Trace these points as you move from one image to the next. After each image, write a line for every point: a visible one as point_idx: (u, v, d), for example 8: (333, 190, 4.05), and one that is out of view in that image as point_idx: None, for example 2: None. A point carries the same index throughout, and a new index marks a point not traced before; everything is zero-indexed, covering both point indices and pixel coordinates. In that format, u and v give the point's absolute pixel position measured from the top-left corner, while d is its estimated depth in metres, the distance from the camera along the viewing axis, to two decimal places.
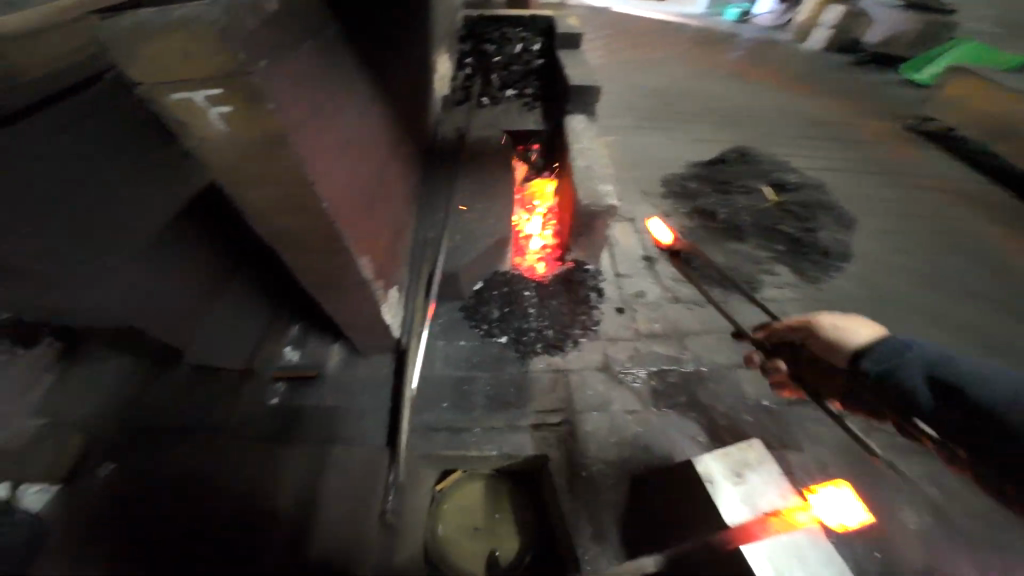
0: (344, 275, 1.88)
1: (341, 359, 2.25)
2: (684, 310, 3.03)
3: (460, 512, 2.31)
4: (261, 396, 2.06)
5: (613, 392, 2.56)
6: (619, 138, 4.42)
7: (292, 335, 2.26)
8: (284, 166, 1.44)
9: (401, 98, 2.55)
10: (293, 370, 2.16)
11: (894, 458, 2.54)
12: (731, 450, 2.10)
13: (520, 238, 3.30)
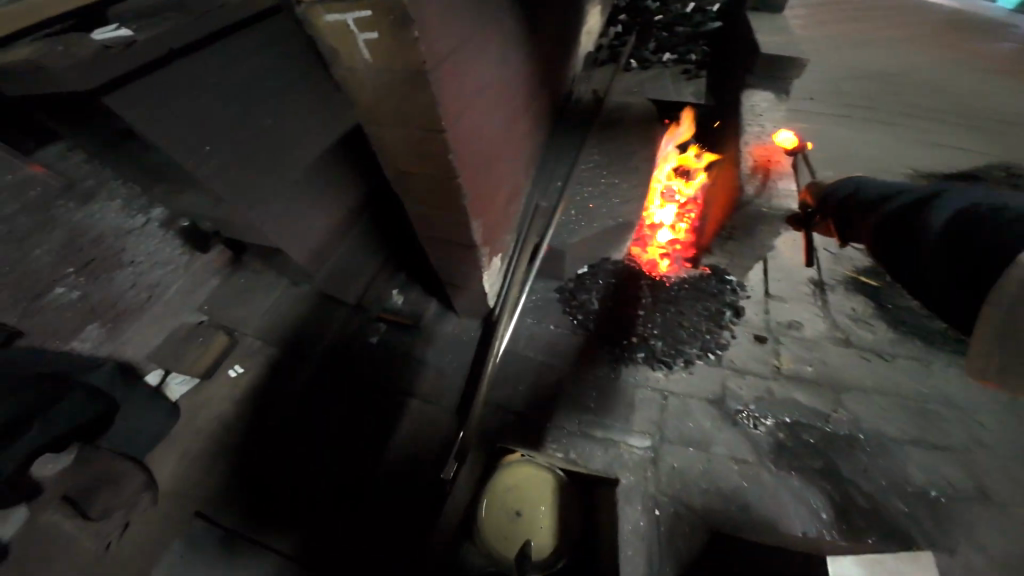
0: (456, 234, 1.80)
1: (435, 312, 2.47)
2: (852, 360, 2.28)
3: (501, 492, 1.90)
4: (365, 331, 2.36)
5: (721, 434, 2.09)
6: (817, 125, 3.36)
7: (398, 282, 2.55)
8: (419, 108, 1.28)
9: (544, 53, 2.34)
10: (393, 313, 2.42)
11: None
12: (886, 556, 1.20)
13: (647, 225, 2.83)
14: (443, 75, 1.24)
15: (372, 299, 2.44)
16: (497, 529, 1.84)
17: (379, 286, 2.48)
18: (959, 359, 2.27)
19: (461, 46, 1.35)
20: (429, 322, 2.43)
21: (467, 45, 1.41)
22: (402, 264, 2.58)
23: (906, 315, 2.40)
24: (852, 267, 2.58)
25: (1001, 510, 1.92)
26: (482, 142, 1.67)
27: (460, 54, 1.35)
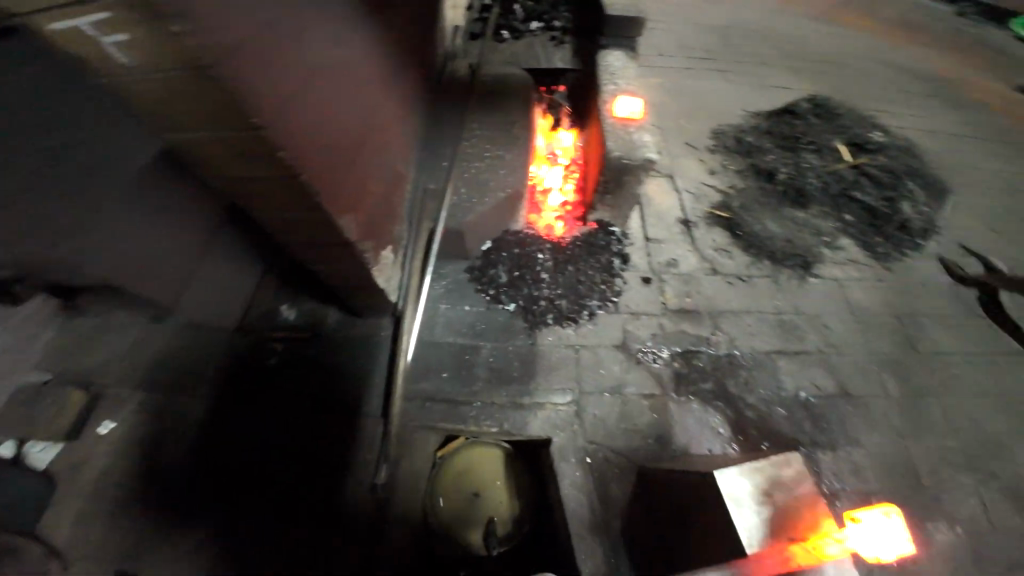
0: (324, 235, 1.70)
1: (337, 320, 2.31)
2: (723, 285, 2.63)
3: (457, 479, 2.08)
4: (256, 355, 2.14)
5: (630, 374, 2.31)
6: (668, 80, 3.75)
7: (286, 296, 2.31)
8: (219, 107, 1.16)
9: (403, 36, 2.29)
10: (289, 330, 2.23)
11: (949, 478, 2.21)
12: (764, 465, 1.58)
13: (537, 192, 3.03)
14: (243, 72, 1.14)
15: (258, 316, 2.24)
16: (462, 514, 2.04)
17: (262, 301, 2.28)
18: (800, 271, 2.73)
19: (265, 32, 1.21)
20: (332, 331, 2.27)
21: (289, 33, 1.31)
22: (287, 275, 2.35)
23: (755, 239, 2.82)
24: (708, 203, 3.00)
25: (845, 393, 2.36)
26: (331, 134, 1.56)
27: (273, 41, 1.25)
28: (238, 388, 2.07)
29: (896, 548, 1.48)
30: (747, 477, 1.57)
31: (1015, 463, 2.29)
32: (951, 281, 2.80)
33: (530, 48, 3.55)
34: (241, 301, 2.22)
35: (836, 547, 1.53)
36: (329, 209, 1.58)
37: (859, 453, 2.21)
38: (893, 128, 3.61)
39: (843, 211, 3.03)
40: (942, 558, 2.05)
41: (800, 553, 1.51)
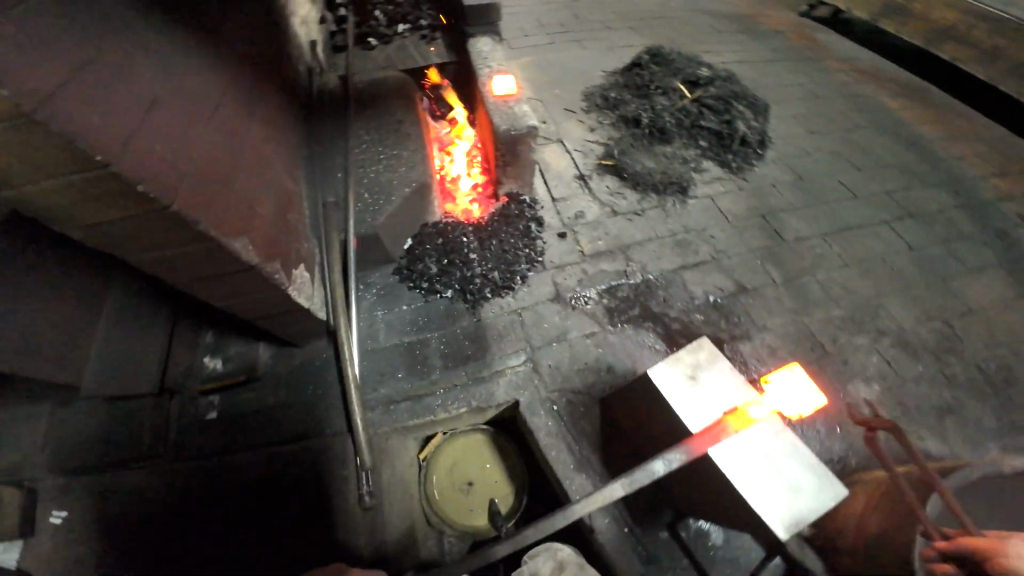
0: (223, 267, 1.62)
1: (271, 355, 2.27)
2: (625, 222, 2.99)
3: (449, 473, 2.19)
4: (190, 411, 2.13)
5: (569, 319, 2.54)
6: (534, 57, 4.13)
7: (206, 345, 2.26)
8: (54, 152, 1.07)
9: (252, 57, 2.23)
10: (218, 379, 2.19)
11: (833, 330, 2.74)
12: (681, 353, 1.73)
13: (447, 181, 3.17)
14: (72, 110, 1.07)
15: (179, 375, 2.15)
16: (464, 509, 2.16)
17: (179, 358, 2.16)
18: (680, 195, 3.20)
19: (86, 66, 1.14)
20: (269, 367, 2.24)
21: (107, 68, 1.22)
22: (201, 326, 2.27)
23: (639, 177, 3.24)
24: (595, 156, 3.41)
25: (741, 286, 2.82)
26: (195, 162, 1.49)
27: (99, 75, 1.17)
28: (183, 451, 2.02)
29: (805, 403, 1.58)
30: (673, 368, 1.70)
31: (876, 305, 2.88)
32: (789, 178, 3.47)
33: (401, 50, 3.59)
34: (156, 364, 2.06)
35: (760, 410, 1.56)
36: (218, 235, 1.51)
37: (763, 331, 2.67)
38: (720, 65, 4.29)
39: (698, 139, 3.59)
40: (843, 391, 2.55)
41: (731, 423, 1.55)
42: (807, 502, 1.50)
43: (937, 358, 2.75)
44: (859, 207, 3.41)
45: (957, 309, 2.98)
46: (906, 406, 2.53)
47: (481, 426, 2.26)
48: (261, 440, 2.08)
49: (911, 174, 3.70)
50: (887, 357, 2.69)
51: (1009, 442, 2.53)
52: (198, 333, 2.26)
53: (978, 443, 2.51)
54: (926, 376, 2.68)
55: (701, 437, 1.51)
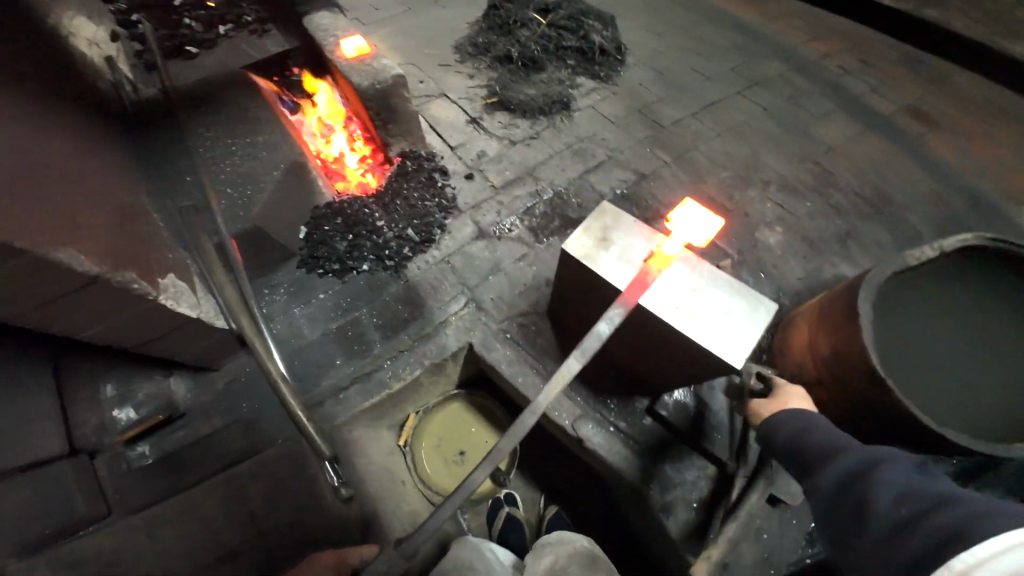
0: (66, 286, 1.39)
1: (189, 386, 2.11)
2: (525, 148, 3.05)
3: (436, 450, 2.43)
4: (122, 464, 1.86)
5: (498, 251, 2.52)
6: (391, 28, 3.86)
7: (109, 397, 1.97)
8: None
9: (27, 54, 1.84)
10: (138, 426, 1.95)
11: (732, 190, 2.99)
12: (590, 223, 1.67)
13: (330, 161, 2.87)
14: None
15: (90, 434, 1.88)
16: (463, 477, 2.41)
17: (83, 418, 1.89)
18: (565, 112, 3.31)
19: None
20: (192, 398, 2.09)
21: None
22: (99, 378, 1.99)
23: (526, 105, 3.27)
24: (480, 98, 3.37)
25: (641, 177, 2.98)
26: None
27: None
28: (126, 506, 1.74)
29: (706, 230, 1.47)
30: (584, 238, 1.64)
31: (757, 160, 3.19)
32: (654, 75, 3.69)
33: (230, 50, 2.84)
34: (53, 426, 1.78)
35: (670, 247, 1.54)
36: (27, 245, 1.24)
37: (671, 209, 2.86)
38: None
39: (567, 60, 3.65)
40: (757, 236, 2.79)
41: (651, 268, 1.51)
42: (742, 322, 1.47)
43: (819, 186, 3.11)
44: (723, 82, 3.71)
45: (819, 150, 3.30)
46: (807, 232, 2.85)
47: (454, 396, 2.53)
48: (208, 471, 1.88)
49: (757, 43, 4.07)
50: (782, 198, 2.99)
51: (892, 237, 2.92)
52: (97, 388, 1.97)
53: (869, 252, 2.82)
54: (815, 210, 2.96)
55: (631, 287, 1.47)
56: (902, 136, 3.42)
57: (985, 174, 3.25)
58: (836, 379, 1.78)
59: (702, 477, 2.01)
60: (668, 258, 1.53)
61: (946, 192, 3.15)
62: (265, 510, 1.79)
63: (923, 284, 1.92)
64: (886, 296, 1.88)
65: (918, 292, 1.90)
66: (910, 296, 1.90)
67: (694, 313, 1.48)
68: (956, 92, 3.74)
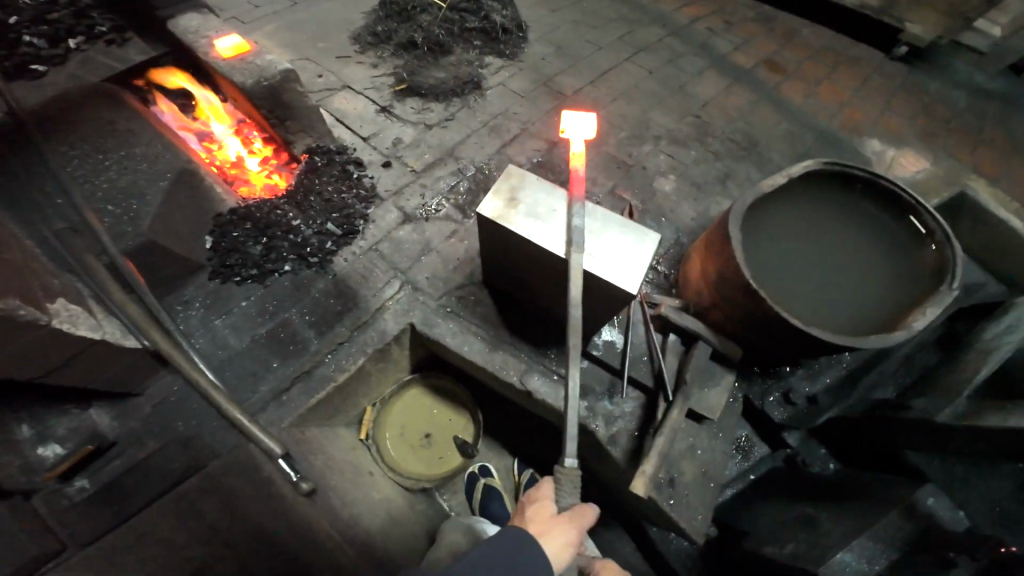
0: None
1: (112, 416, 2.03)
2: (441, 131, 3.09)
3: (401, 437, 2.48)
4: (62, 500, 1.78)
5: (427, 232, 2.57)
6: (278, 22, 3.66)
7: (27, 439, 1.81)
8: None
9: None
10: (67, 460, 1.85)
11: (634, 148, 3.27)
12: (499, 185, 1.79)
13: (227, 167, 2.71)
14: None
15: (12, 476, 1.70)
16: (431, 458, 2.49)
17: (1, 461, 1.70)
18: (475, 92, 3.37)
19: None
20: (118, 425, 2.02)
21: None
22: (5, 419, 1.77)
23: (436, 88, 3.29)
24: (388, 86, 3.33)
25: (552, 145, 3.15)
26: None
27: None
28: (81, 539, 1.68)
29: (588, 125, 2.07)
30: (495, 200, 1.75)
31: (652, 119, 3.50)
32: (553, 49, 3.85)
33: (88, 64, 2.62)
34: None
35: (578, 149, 1.97)
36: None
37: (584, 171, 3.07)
38: None
39: (469, 41, 3.69)
40: (661, 185, 3.11)
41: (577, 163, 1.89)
42: (636, 252, 1.67)
43: (706, 136, 3.49)
44: (617, 51, 3.97)
45: (698, 104, 3.70)
46: (701, 177, 3.22)
47: (408, 381, 2.56)
48: (152, 493, 1.83)
49: (643, 12, 4.38)
50: (677, 150, 3.33)
51: (768, 172, 3.39)
52: (9, 430, 1.78)
53: (747, 187, 3.25)
54: (700, 157, 3.34)
55: (572, 181, 1.78)
56: (765, 86, 3.93)
57: (830, 113, 3.84)
58: (727, 299, 2.06)
59: (633, 404, 2.24)
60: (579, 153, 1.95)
61: (802, 131, 3.69)
62: (230, 523, 1.80)
63: (782, 210, 2.28)
64: (755, 220, 2.24)
65: (785, 212, 2.29)
66: (778, 217, 2.27)
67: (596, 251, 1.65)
68: (807, 45, 4.32)
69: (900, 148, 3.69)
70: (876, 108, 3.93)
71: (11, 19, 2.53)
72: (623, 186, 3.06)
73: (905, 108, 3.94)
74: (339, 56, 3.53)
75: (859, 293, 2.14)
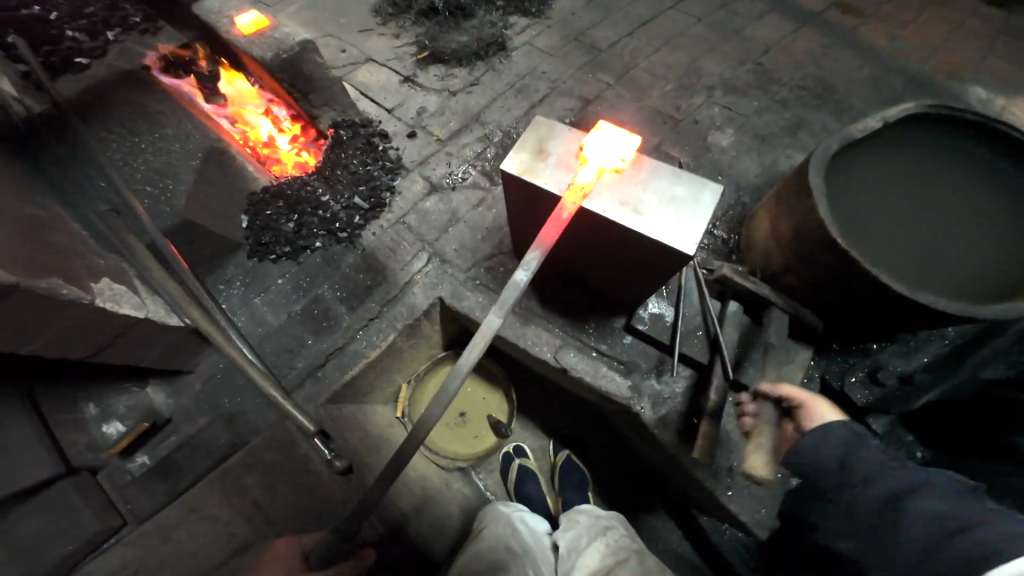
0: None
1: (166, 393, 2.09)
2: (466, 96, 2.90)
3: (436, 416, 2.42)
4: (125, 476, 1.89)
5: (454, 201, 2.43)
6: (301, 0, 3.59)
7: (93, 417, 1.95)
8: None
9: None
10: (127, 436, 1.95)
11: (681, 102, 2.92)
12: (525, 138, 1.59)
13: (260, 147, 2.68)
14: None
15: (83, 453, 1.87)
16: (465, 436, 2.48)
17: (72, 438, 1.87)
18: (501, 54, 3.14)
19: None
20: (172, 402, 2.06)
21: None
22: (76, 398, 1.95)
23: (460, 52, 3.09)
24: (410, 56, 3.17)
25: (586, 104, 2.88)
26: None
27: None
28: (139, 514, 1.81)
29: (622, 150, 1.45)
30: (520, 154, 1.55)
31: (700, 69, 3.11)
32: (586, 1, 3.51)
33: (129, 56, 2.69)
34: (44, 449, 1.76)
35: (585, 176, 1.44)
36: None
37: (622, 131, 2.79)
38: None
39: (493, 0, 3.43)
40: (712, 141, 2.75)
41: (569, 199, 1.41)
42: (689, 205, 1.42)
43: (765, 83, 3.06)
44: None
45: (757, 49, 3.24)
46: (760, 129, 2.82)
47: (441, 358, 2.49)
48: (201, 469, 1.90)
49: None
50: (730, 101, 2.94)
51: (842, 120, 2.92)
52: (79, 409, 1.94)
53: (820, 139, 2.81)
54: (758, 107, 2.93)
55: (545, 227, 1.36)
56: (837, 23, 3.39)
57: (921, 56, 3.26)
58: (800, 259, 1.77)
59: (684, 382, 2.02)
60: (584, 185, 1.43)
61: (886, 76, 3.15)
62: (269, 497, 1.85)
63: (880, 159, 1.91)
64: (843, 170, 1.90)
65: (883, 160, 1.91)
66: (874, 165, 1.90)
67: (632, 207, 1.42)
68: None
69: (1011, 88, 3.09)
70: (978, 47, 3.30)
71: (54, 17, 2.68)
72: (668, 144, 2.74)
73: (1017, 44, 3.30)
74: (360, 28, 3.41)
75: (972, 254, 1.75)
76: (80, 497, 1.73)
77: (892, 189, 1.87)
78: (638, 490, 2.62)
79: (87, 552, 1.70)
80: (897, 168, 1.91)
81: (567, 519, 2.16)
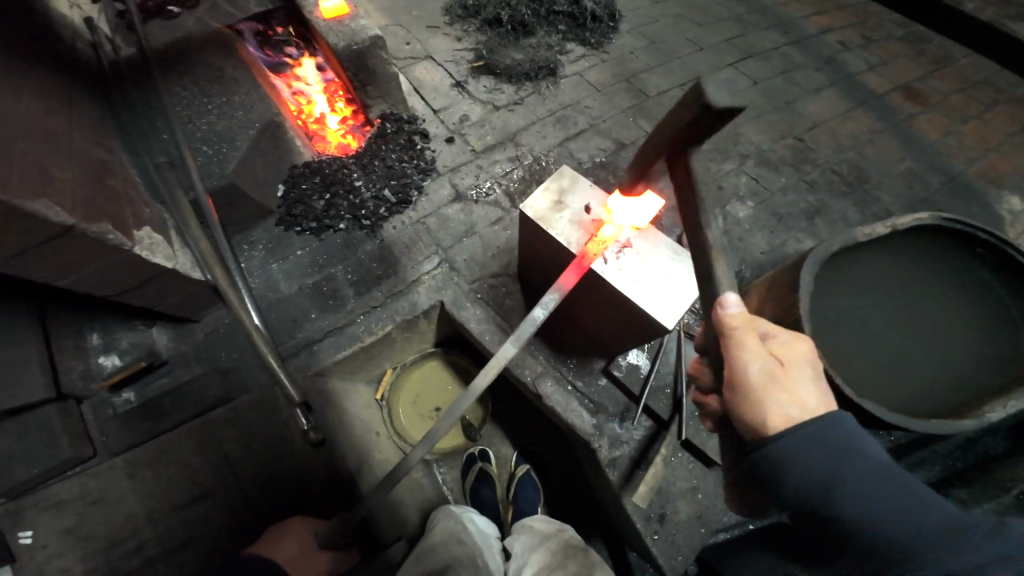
0: (26, 235, 1.42)
1: (169, 337, 2.25)
2: (508, 113, 3.04)
3: (412, 407, 2.58)
4: (107, 409, 2.05)
5: (474, 214, 2.59)
6: None
7: (94, 347, 2.15)
8: None
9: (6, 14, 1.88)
10: (122, 371, 2.11)
11: (709, 164, 3.02)
12: (548, 184, 1.75)
13: (311, 121, 2.96)
14: None
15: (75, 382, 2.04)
16: None
17: (69, 364, 2.03)
18: (550, 79, 3.26)
19: None
20: (171, 346, 2.23)
21: None
22: (83, 327, 2.15)
23: (513, 69, 3.22)
24: (466, 61, 3.31)
25: (619, 145, 3.01)
26: None
27: None
28: (111, 448, 1.97)
29: (644, 213, 1.63)
30: (542, 199, 1.72)
31: (739, 135, 3.18)
32: (647, 42, 3.59)
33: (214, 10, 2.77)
34: (40, 371, 1.91)
35: (608, 231, 1.65)
36: (2, 196, 1.31)
37: None
38: None
39: (556, 24, 3.54)
40: (730, 211, 2.86)
41: (590, 249, 1.62)
42: (680, 282, 1.59)
43: (799, 162, 3.12)
44: (717, 53, 3.61)
45: (802, 126, 3.29)
46: (779, 207, 2.92)
47: (431, 352, 2.65)
48: (185, 415, 2.05)
49: (759, 12, 3.90)
50: (758, 173, 3.04)
51: (867, 214, 2.96)
52: (82, 336, 2.14)
53: (836, 229, 2.88)
54: (785, 185, 3.01)
55: (565, 272, 1.63)
56: (890, 116, 3.40)
57: (969, 156, 3.25)
58: None
59: (642, 432, 2.15)
60: (606, 239, 1.65)
61: (924, 173, 3.16)
62: (241, 453, 2.04)
63: (882, 262, 1.94)
64: (849, 264, 1.92)
65: (883, 259, 1.94)
66: (879, 265, 1.93)
67: (632, 275, 1.60)
68: (955, 74, 3.66)
69: None
70: None
71: None
72: None
73: None
74: (428, 25, 3.54)
75: (962, 367, 1.80)
76: (61, 422, 1.90)
77: (892, 289, 1.91)
78: (583, 518, 2.73)
79: (50, 474, 1.86)
80: (903, 272, 1.94)
81: (518, 526, 2.33)
